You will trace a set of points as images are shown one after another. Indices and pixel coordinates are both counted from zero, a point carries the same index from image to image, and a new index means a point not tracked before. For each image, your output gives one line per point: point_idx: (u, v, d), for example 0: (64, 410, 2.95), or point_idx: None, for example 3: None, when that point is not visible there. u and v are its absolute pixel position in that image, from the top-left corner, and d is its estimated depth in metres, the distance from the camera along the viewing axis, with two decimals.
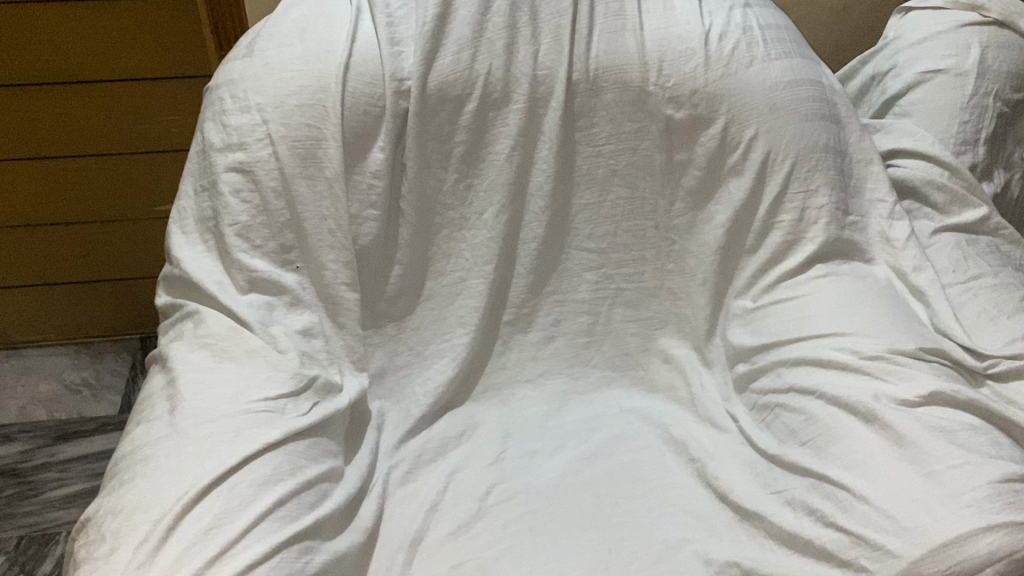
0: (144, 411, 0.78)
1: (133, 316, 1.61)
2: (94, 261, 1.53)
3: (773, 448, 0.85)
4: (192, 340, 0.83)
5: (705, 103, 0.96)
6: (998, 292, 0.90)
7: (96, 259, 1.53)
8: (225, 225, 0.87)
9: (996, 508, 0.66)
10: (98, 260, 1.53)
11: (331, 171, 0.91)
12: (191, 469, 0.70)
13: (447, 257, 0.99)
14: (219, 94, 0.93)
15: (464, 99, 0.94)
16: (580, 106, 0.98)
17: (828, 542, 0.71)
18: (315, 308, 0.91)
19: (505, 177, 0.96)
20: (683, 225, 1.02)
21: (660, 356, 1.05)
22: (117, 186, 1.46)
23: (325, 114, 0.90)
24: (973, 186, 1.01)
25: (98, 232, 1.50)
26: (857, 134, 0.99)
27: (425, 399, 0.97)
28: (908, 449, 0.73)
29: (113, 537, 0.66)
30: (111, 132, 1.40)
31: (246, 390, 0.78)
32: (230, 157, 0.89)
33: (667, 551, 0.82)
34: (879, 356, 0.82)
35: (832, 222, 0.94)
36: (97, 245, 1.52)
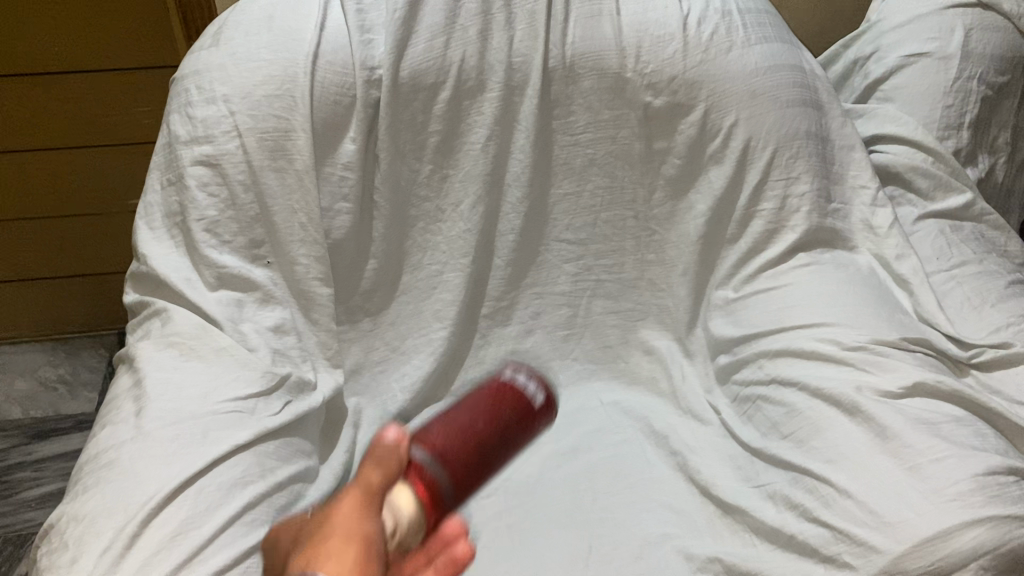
0: (109, 413, 0.76)
1: (109, 312, 1.58)
2: (67, 257, 1.50)
3: (755, 441, 0.84)
4: (159, 339, 0.81)
5: (684, 90, 0.94)
6: (982, 279, 0.89)
7: (70, 255, 1.50)
8: (193, 221, 0.85)
9: (980, 502, 0.64)
10: (71, 256, 1.50)
11: (300, 164, 0.88)
12: (157, 473, 0.68)
13: (423, 250, 0.98)
14: (184, 86, 0.90)
15: (437, 88, 0.91)
16: (557, 94, 0.95)
17: (810, 538, 0.70)
18: (287, 305, 0.89)
19: (481, 168, 0.94)
20: (663, 215, 1.00)
21: (641, 347, 1.04)
22: (90, 181, 1.43)
23: (294, 104, 0.88)
24: (957, 171, 0.99)
25: (71, 227, 1.47)
26: (839, 120, 0.98)
27: (402, 396, 0.95)
28: (891, 442, 0.71)
29: (75, 545, 0.64)
30: (82, 126, 1.37)
31: (214, 390, 0.76)
32: (196, 150, 0.87)
33: (646, 548, 0.81)
34: (862, 346, 0.81)
35: (814, 210, 0.92)
36: (70, 240, 1.49)
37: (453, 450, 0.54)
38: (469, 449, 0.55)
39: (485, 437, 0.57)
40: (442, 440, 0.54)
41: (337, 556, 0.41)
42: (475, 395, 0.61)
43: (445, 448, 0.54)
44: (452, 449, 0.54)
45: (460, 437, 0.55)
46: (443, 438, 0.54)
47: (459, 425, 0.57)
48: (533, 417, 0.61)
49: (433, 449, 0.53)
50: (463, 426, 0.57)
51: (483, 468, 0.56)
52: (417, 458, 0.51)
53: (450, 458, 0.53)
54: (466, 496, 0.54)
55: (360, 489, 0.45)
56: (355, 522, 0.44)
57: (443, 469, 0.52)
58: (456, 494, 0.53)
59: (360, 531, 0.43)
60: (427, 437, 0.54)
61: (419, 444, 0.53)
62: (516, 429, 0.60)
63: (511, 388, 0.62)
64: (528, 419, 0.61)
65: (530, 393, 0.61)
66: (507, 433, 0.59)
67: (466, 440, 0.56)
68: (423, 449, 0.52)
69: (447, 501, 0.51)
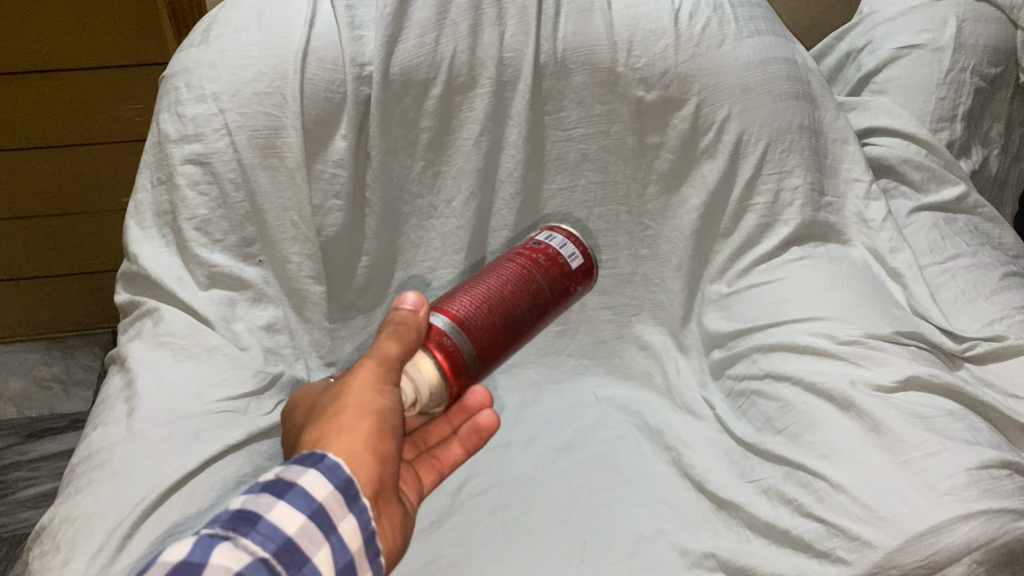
0: (102, 413, 0.75)
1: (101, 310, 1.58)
2: (60, 256, 1.50)
3: (749, 436, 0.83)
4: (151, 338, 0.81)
5: (677, 84, 0.93)
6: (976, 272, 0.89)
7: (62, 254, 1.50)
8: (184, 220, 0.85)
9: (973, 496, 0.64)
10: (64, 254, 1.50)
11: (291, 161, 0.87)
12: (149, 474, 0.67)
13: (416, 246, 0.98)
14: (173, 84, 0.90)
15: (428, 84, 0.90)
16: (548, 89, 0.95)
17: (804, 532, 0.70)
18: (279, 303, 0.88)
19: (473, 164, 0.94)
20: (656, 209, 1.00)
21: (636, 342, 1.04)
22: (80, 178, 1.42)
23: (284, 102, 0.87)
24: (951, 163, 0.99)
25: (64, 225, 1.47)
26: (833, 112, 0.97)
27: None
28: (884, 436, 0.71)
29: (67, 547, 0.64)
30: (71, 123, 1.36)
31: (206, 390, 0.76)
32: (186, 148, 0.86)
33: (642, 543, 0.81)
34: (856, 340, 0.81)
35: (807, 203, 0.92)
36: (63, 238, 1.48)
37: (481, 310, 0.69)
38: (493, 309, 0.69)
39: (515, 300, 0.71)
40: (473, 308, 0.69)
41: (349, 432, 0.52)
42: (512, 265, 0.73)
43: (475, 307, 0.69)
44: (481, 312, 0.69)
45: (493, 307, 0.70)
46: (477, 301, 0.69)
47: (490, 291, 0.70)
48: (563, 280, 0.74)
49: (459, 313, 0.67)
50: (496, 294, 0.70)
51: (509, 329, 0.70)
52: (439, 325, 0.65)
53: (483, 315, 0.69)
54: (495, 350, 0.69)
55: (377, 359, 0.58)
56: (369, 398, 0.55)
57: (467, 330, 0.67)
58: (479, 354, 0.67)
59: (374, 405, 0.54)
60: (458, 303, 0.68)
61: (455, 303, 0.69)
62: (544, 294, 0.73)
63: (545, 254, 0.74)
64: (560, 282, 0.74)
65: (563, 258, 0.74)
66: (538, 298, 0.72)
67: (497, 306, 0.70)
68: (456, 310, 0.67)
69: (472, 370, 0.67)
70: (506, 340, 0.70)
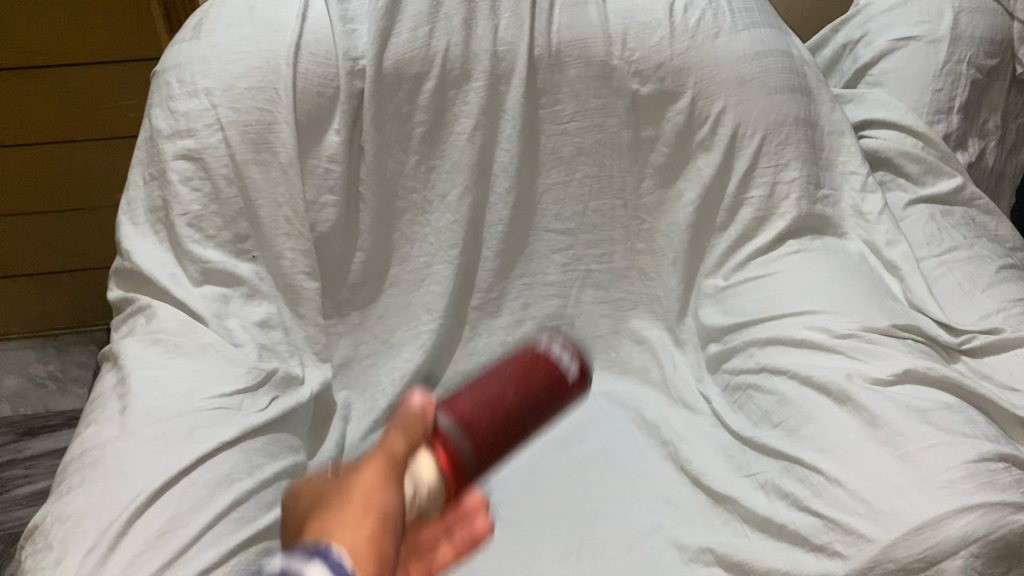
0: (95, 411, 0.75)
1: (96, 307, 1.57)
2: (54, 253, 1.49)
3: (745, 431, 0.83)
4: (144, 335, 0.80)
5: (671, 77, 0.93)
6: (973, 264, 0.88)
7: (56, 251, 1.49)
8: (176, 216, 0.84)
9: (970, 489, 0.64)
10: (58, 251, 1.49)
11: (284, 156, 0.87)
12: (142, 471, 0.67)
13: (411, 241, 0.97)
14: (165, 79, 0.89)
15: (422, 78, 0.91)
16: (543, 83, 0.94)
17: (801, 527, 0.70)
18: (273, 299, 0.88)
19: (467, 158, 0.93)
20: (652, 203, 1.00)
21: (632, 337, 1.04)
22: (73, 175, 1.41)
23: (277, 97, 0.87)
24: (947, 156, 0.99)
25: (58, 222, 1.46)
26: (828, 105, 0.97)
27: (392, 389, 0.95)
28: (881, 429, 0.71)
29: (59, 545, 0.63)
30: (64, 120, 1.36)
31: (200, 387, 0.75)
32: (178, 144, 0.86)
33: (640, 538, 0.81)
34: (852, 334, 0.80)
35: (803, 196, 0.92)
36: (57, 235, 1.47)
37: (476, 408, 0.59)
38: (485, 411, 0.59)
39: (517, 407, 0.61)
40: (473, 412, 0.58)
41: (352, 524, 0.41)
42: (510, 365, 0.65)
43: (472, 407, 0.59)
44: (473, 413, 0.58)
45: (488, 412, 0.59)
46: (472, 400, 0.60)
47: (488, 394, 0.61)
48: (565, 390, 0.66)
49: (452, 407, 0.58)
50: (491, 400, 0.61)
51: (511, 435, 0.60)
52: (442, 426, 0.55)
53: (484, 420, 0.58)
54: (492, 463, 0.59)
55: (383, 454, 0.48)
56: (375, 492, 0.44)
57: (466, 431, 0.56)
58: (478, 463, 0.57)
59: (379, 501, 0.44)
60: (456, 402, 0.59)
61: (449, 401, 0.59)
62: (545, 403, 0.64)
63: (545, 359, 0.66)
64: (559, 393, 0.65)
65: (564, 364, 0.65)
66: (536, 406, 0.63)
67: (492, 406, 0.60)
68: (451, 412, 0.57)
69: (469, 480, 0.55)
70: (505, 451, 0.60)
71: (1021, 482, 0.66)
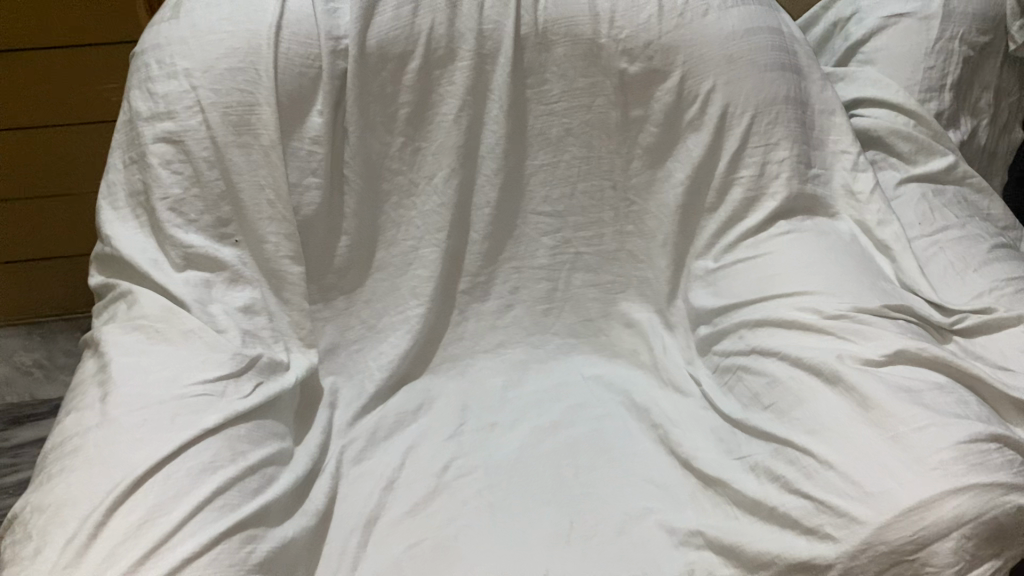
0: (75, 399, 0.74)
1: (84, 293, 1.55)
2: (40, 238, 1.47)
3: (736, 413, 0.82)
4: (125, 322, 0.79)
5: (660, 56, 0.92)
6: (965, 243, 0.87)
7: (42, 236, 1.47)
8: (157, 200, 0.82)
9: (962, 470, 0.63)
10: (44, 236, 1.47)
11: (266, 139, 0.85)
12: (123, 460, 0.66)
13: (397, 225, 0.96)
14: (144, 60, 0.87)
15: (406, 58, 0.89)
16: (530, 62, 0.93)
17: (792, 510, 0.69)
18: (256, 284, 0.87)
19: (454, 139, 0.92)
20: (641, 184, 0.98)
21: (622, 320, 1.03)
22: (54, 157, 1.39)
23: (258, 78, 0.85)
24: (939, 134, 0.98)
25: (45, 206, 1.44)
26: (819, 83, 0.95)
27: (379, 374, 0.94)
28: (872, 411, 0.70)
29: (38, 535, 0.62)
30: (45, 103, 1.33)
31: (182, 373, 0.74)
32: (158, 126, 0.84)
33: (630, 521, 0.80)
34: (844, 314, 0.79)
35: (794, 176, 0.91)
36: (42, 220, 1.45)
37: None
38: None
39: None
40: None
41: None
42: None
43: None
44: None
45: None
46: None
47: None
48: None
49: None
50: None
51: None
52: None
53: None
54: None
55: None
56: None
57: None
58: None
59: None
60: None
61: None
62: None
63: None
64: None
65: None
66: None
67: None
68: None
69: None
70: None
71: (1012, 463, 0.66)
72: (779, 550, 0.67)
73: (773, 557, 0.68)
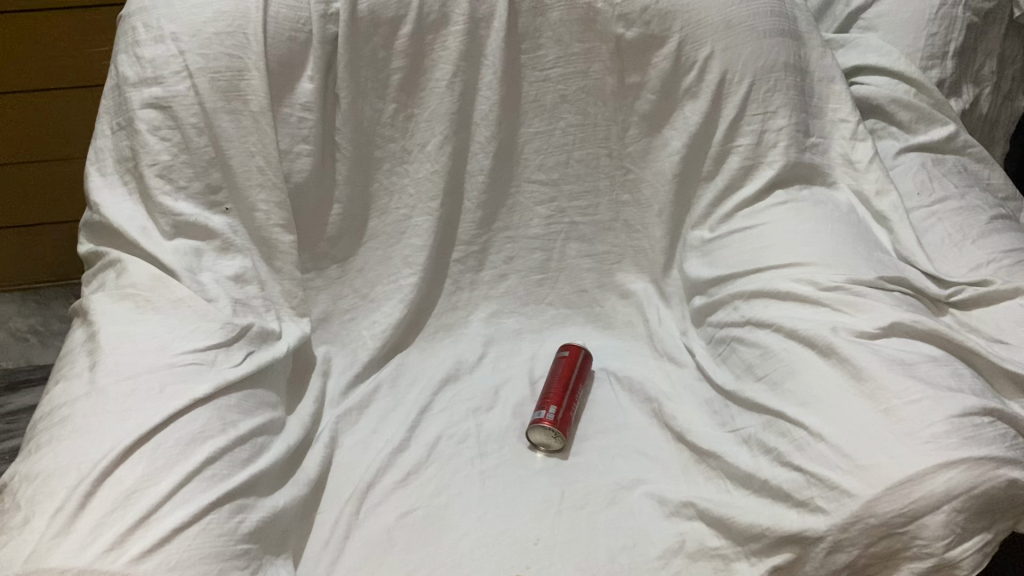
0: (65, 367, 0.73)
1: (58, 267, 1.44)
2: (4, 208, 1.34)
3: (729, 384, 0.83)
4: (114, 291, 0.78)
5: (658, 21, 0.89)
6: (964, 214, 0.86)
7: (9, 205, 1.34)
8: (145, 166, 0.81)
9: (954, 444, 0.63)
10: (6, 206, 1.34)
11: (256, 105, 0.84)
12: (112, 429, 0.65)
13: (390, 192, 0.95)
14: (131, 24, 0.84)
15: (398, 22, 0.87)
16: (524, 27, 0.91)
17: (783, 482, 0.69)
18: (247, 252, 0.86)
19: (447, 106, 0.91)
20: (637, 152, 0.97)
21: (617, 291, 1.03)
22: (19, 124, 1.26)
23: (246, 42, 0.82)
24: (940, 103, 0.96)
25: (7, 174, 1.30)
26: (819, 50, 0.93)
27: (373, 343, 0.94)
28: (865, 383, 0.69)
29: (27, 505, 0.61)
30: (18, 68, 1.19)
31: (171, 343, 0.73)
32: (146, 92, 0.82)
33: (620, 491, 0.81)
34: (840, 286, 0.78)
35: (792, 145, 0.89)
36: (8, 189, 1.32)
37: (560, 402, 0.87)
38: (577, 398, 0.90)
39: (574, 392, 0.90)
40: None
41: None
42: (571, 378, 0.90)
43: (562, 406, 0.87)
44: (559, 400, 0.87)
45: None
46: (550, 401, 0.87)
47: (545, 388, 0.90)
48: (580, 380, 0.91)
49: (564, 414, 0.86)
50: None
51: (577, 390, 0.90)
52: None
53: None
54: None
55: None
56: None
57: (563, 430, 0.85)
58: None
59: None
60: None
61: (543, 409, 0.87)
62: (579, 383, 0.91)
63: (581, 369, 0.92)
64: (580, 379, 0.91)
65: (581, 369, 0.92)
66: None
67: (559, 385, 0.89)
68: (549, 412, 0.86)
69: None
70: None
71: (1005, 436, 0.65)
72: (769, 523, 0.67)
73: (763, 530, 0.68)
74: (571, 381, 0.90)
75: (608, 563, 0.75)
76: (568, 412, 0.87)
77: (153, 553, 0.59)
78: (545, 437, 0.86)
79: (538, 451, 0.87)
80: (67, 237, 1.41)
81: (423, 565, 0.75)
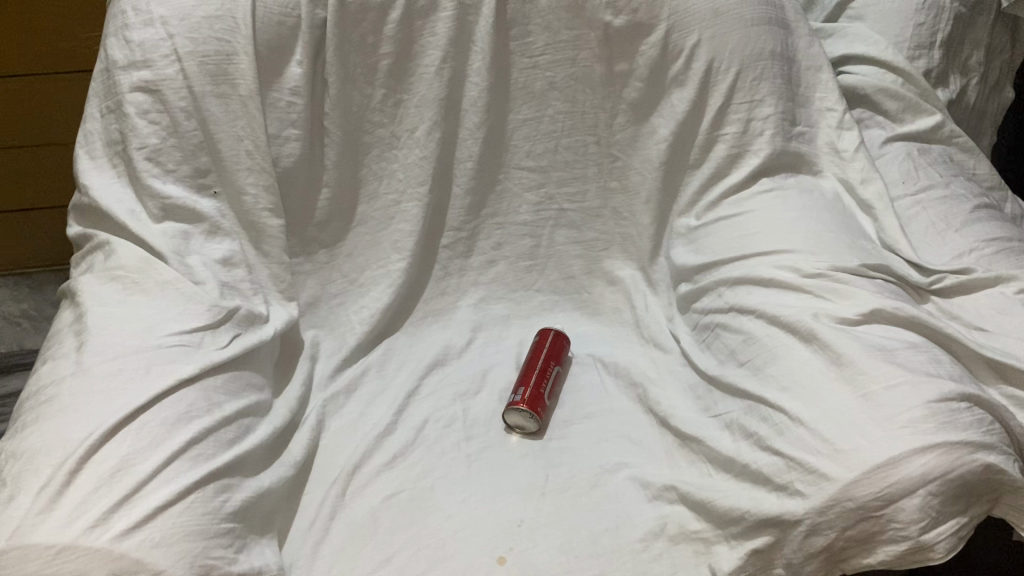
0: (53, 348, 0.73)
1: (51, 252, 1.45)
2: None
3: (712, 369, 0.84)
4: (103, 272, 0.78)
5: (645, 9, 0.89)
6: (948, 203, 0.87)
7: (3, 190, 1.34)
8: (134, 149, 0.81)
9: (930, 429, 0.63)
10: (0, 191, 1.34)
11: (244, 89, 0.84)
12: (98, 409, 0.65)
13: (379, 178, 0.96)
14: (120, 7, 0.84)
15: (387, 8, 0.88)
16: (513, 14, 0.91)
17: (763, 466, 0.70)
18: (235, 237, 0.86)
19: (436, 92, 0.91)
20: (625, 139, 0.98)
21: (605, 278, 1.04)
22: (16, 108, 1.26)
23: (235, 26, 0.83)
24: (927, 93, 0.96)
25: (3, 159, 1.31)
26: (807, 39, 0.93)
27: (361, 327, 0.95)
28: (845, 368, 0.70)
29: (13, 482, 0.62)
30: (19, 52, 1.19)
31: (158, 325, 0.73)
32: (135, 75, 0.82)
33: (604, 475, 0.82)
34: (823, 273, 0.79)
35: (778, 133, 0.90)
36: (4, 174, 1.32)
37: (528, 382, 0.88)
38: (552, 377, 0.90)
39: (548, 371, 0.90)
40: None
41: None
42: (540, 357, 0.91)
43: (531, 386, 0.88)
44: (528, 380, 0.88)
45: None
46: (519, 385, 0.89)
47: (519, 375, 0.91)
48: (554, 357, 0.92)
49: (534, 394, 0.87)
50: None
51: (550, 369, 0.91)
52: None
53: None
54: None
55: None
56: None
57: (535, 408, 0.86)
58: None
59: None
60: None
61: (514, 394, 0.88)
62: (552, 361, 0.91)
63: (552, 346, 0.92)
64: (552, 357, 0.91)
65: (553, 345, 0.93)
66: None
67: (529, 367, 0.90)
68: (518, 394, 0.87)
69: None
70: None
71: (982, 421, 0.66)
72: (748, 506, 0.68)
73: (742, 513, 0.69)
74: (540, 360, 0.90)
75: (590, 545, 0.76)
76: (541, 391, 0.88)
77: (135, 531, 0.60)
78: (521, 419, 0.87)
79: (523, 437, 0.88)
80: (61, 222, 1.42)
81: (407, 546, 0.76)
